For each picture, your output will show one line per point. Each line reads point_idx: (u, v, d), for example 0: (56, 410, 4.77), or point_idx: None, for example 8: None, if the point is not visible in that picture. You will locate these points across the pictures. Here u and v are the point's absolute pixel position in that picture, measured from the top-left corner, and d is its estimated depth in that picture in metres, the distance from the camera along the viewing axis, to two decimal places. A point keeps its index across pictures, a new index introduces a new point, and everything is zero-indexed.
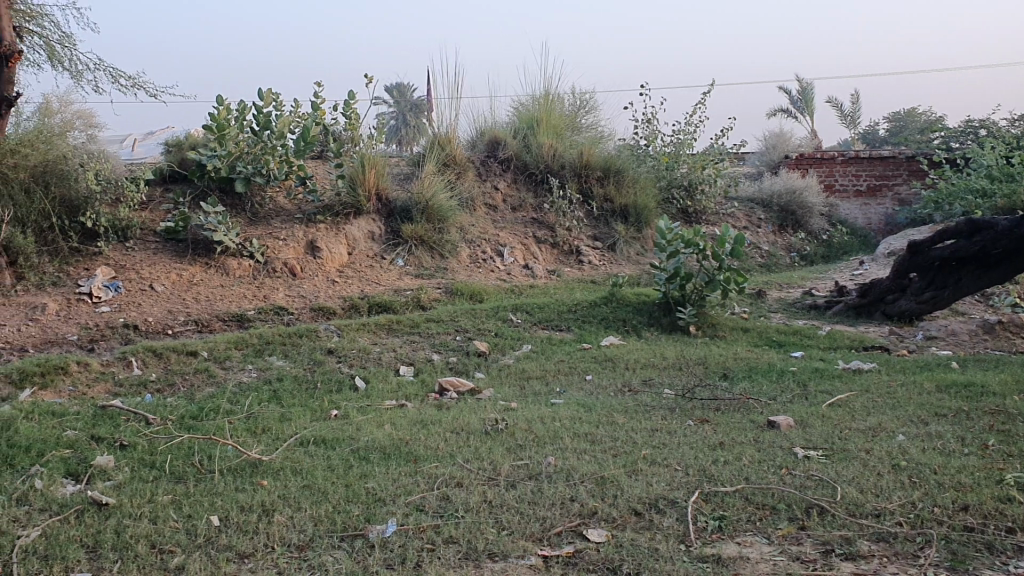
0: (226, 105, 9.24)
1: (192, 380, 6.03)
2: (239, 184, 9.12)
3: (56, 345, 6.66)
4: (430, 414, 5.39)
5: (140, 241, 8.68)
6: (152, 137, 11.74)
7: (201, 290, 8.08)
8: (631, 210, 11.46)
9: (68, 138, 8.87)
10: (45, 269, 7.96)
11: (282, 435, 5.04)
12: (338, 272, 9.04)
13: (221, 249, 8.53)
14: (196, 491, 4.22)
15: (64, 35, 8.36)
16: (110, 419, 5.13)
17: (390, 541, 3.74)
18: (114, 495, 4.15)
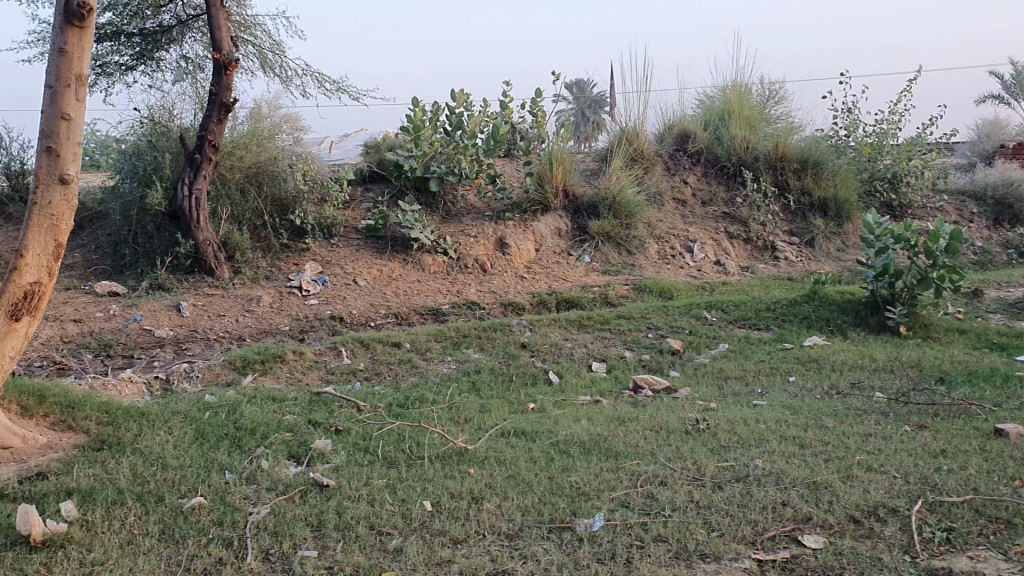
0: (421, 107, 9.57)
1: (396, 371, 6.28)
2: (434, 183, 9.41)
3: (270, 335, 7.10)
4: (627, 411, 5.34)
5: (343, 238, 9.11)
6: (350, 139, 12.31)
7: (399, 285, 8.39)
8: (831, 204, 10.98)
9: (277, 141, 9.44)
10: (258, 264, 8.50)
11: (484, 426, 5.14)
12: (528, 268, 9.15)
13: (417, 246, 8.83)
14: (408, 476, 4.39)
15: (274, 44, 8.89)
16: (325, 406, 5.43)
17: (598, 535, 3.73)
18: (333, 477, 4.38)
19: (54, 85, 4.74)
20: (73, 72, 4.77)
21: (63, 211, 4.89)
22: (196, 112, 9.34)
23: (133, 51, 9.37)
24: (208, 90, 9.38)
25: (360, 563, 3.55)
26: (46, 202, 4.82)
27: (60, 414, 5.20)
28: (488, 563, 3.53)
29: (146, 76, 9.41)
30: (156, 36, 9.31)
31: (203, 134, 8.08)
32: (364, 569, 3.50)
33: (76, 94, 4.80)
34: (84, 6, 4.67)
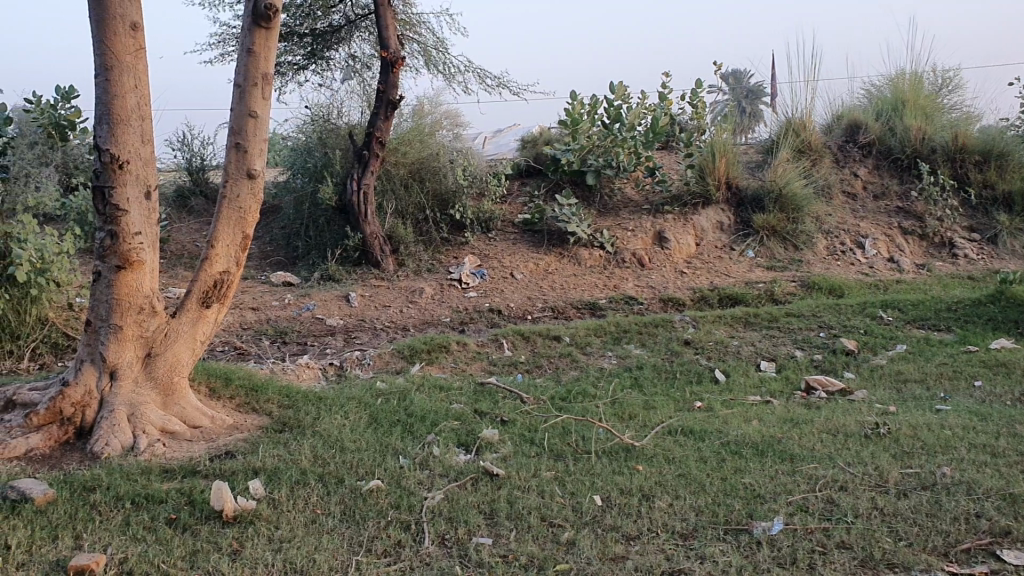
0: (580, 100, 9.57)
1: (557, 364, 6.30)
2: (591, 176, 9.40)
3: (432, 326, 7.27)
4: (800, 412, 5.16)
5: (501, 232, 9.21)
6: (504, 134, 12.45)
7: (556, 279, 8.42)
8: (1016, 198, 10.31)
9: (438, 136, 9.65)
10: (421, 256, 8.70)
11: (650, 422, 5.09)
12: (687, 262, 9.01)
13: (574, 240, 8.84)
14: (577, 470, 4.39)
15: (438, 41, 9.08)
16: (489, 396, 5.51)
17: (777, 540, 3.62)
18: (503, 466, 4.43)
19: (244, 84, 4.98)
20: (260, 71, 5.00)
21: (250, 205, 5.13)
22: (364, 109, 9.66)
23: (305, 51, 9.80)
24: (374, 88, 9.68)
25: (535, 554, 3.57)
26: (235, 196, 5.07)
27: (244, 396, 5.53)
28: (663, 561, 3.49)
29: (316, 74, 9.80)
30: (326, 35, 9.67)
31: (371, 131, 8.36)
32: (539, 560, 3.52)
33: (262, 93, 5.03)
34: (271, 7, 4.87)
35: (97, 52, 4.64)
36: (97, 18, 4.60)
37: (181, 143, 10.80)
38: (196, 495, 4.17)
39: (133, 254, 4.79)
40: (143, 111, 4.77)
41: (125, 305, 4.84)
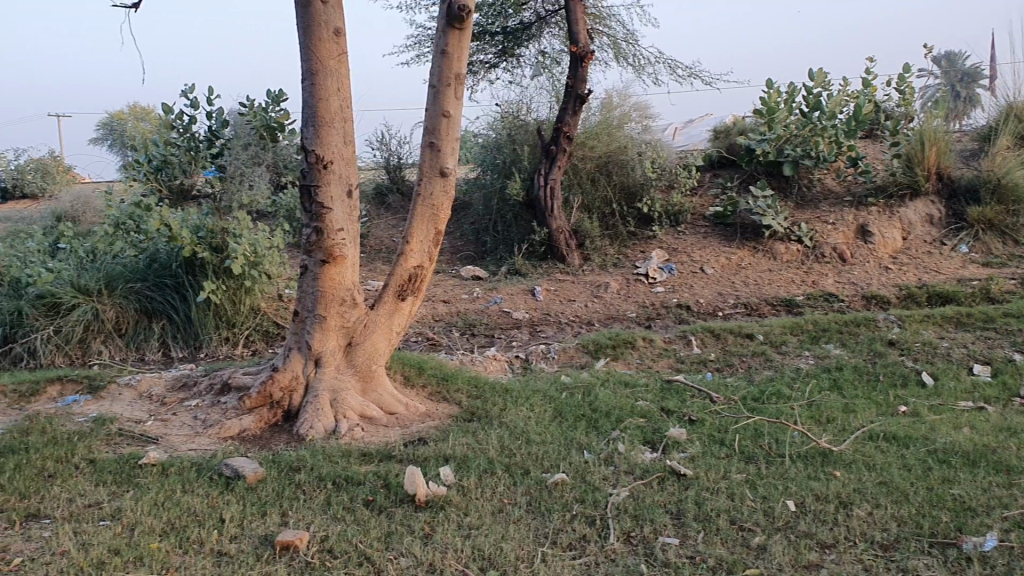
0: (777, 88, 9.23)
1: (749, 363, 6.12)
2: (787, 168, 9.04)
3: (619, 321, 7.24)
4: (1020, 421, 4.75)
5: (691, 226, 9.04)
6: (694, 125, 12.20)
7: (749, 274, 8.16)
8: None
9: (627, 129, 9.57)
10: (607, 251, 8.68)
11: (849, 426, 4.84)
12: (893, 258, 8.50)
13: (769, 233, 8.55)
14: (768, 473, 4.24)
15: (628, 33, 9.01)
16: (677, 394, 5.42)
17: (990, 557, 3.35)
18: (690, 466, 4.35)
19: (438, 84, 5.13)
20: (453, 72, 5.13)
21: (443, 201, 5.28)
22: (552, 105, 9.73)
23: (496, 49, 9.99)
24: (563, 84, 9.73)
25: (723, 557, 3.47)
26: (428, 193, 5.24)
27: (435, 385, 5.72)
28: (862, 573, 3.31)
29: (506, 72, 9.99)
30: (517, 33, 9.83)
31: (559, 126, 8.44)
32: (727, 564, 3.43)
33: (455, 92, 5.16)
34: (464, 8, 4.98)
35: (305, 58, 4.92)
36: (305, 25, 4.88)
37: (379, 142, 11.29)
38: (391, 479, 4.35)
39: (336, 248, 5.06)
40: (346, 113, 5.02)
41: (329, 297, 5.12)
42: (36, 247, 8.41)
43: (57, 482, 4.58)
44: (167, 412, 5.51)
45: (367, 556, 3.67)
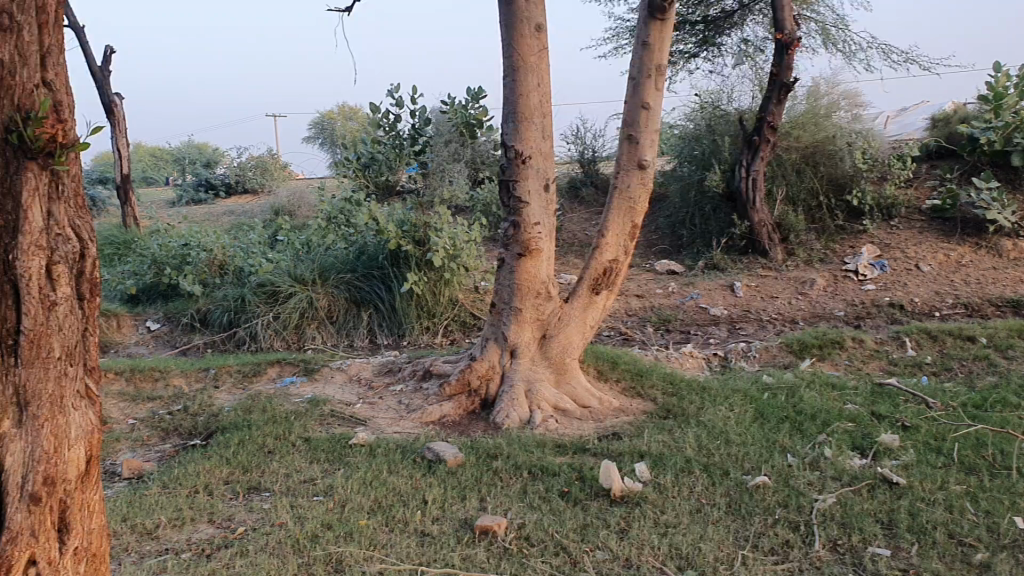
0: (1005, 72, 8.54)
1: (970, 368, 5.71)
2: (1015, 157, 8.34)
3: (824, 320, 6.95)
4: None
5: (905, 220, 8.54)
6: (908, 113, 11.51)
7: (971, 272, 7.60)
8: None
9: (835, 118, 9.14)
10: (812, 245, 8.35)
11: None
12: None
13: (994, 228, 7.93)
14: (993, 487, 3.93)
15: (837, 18, 8.61)
16: (889, 398, 5.13)
17: None
18: (904, 475, 4.10)
19: (639, 77, 5.08)
20: (654, 63, 5.07)
21: (640, 195, 5.24)
22: (754, 94, 9.43)
23: (696, 39, 9.86)
24: (767, 72, 9.42)
25: (941, 573, 3.26)
26: (625, 186, 5.21)
27: (630, 380, 5.69)
28: None
29: (706, 62, 9.80)
30: (718, 21, 9.67)
31: (762, 115, 8.18)
32: None
33: (656, 83, 5.08)
34: None
35: (507, 55, 5.02)
36: (508, 22, 4.98)
37: (575, 136, 11.35)
38: (586, 472, 4.36)
39: (533, 242, 5.13)
40: (545, 108, 5.07)
41: (525, 290, 5.21)
42: (257, 239, 9.05)
43: (276, 457, 4.91)
44: (373, 396, 5.78)
45: (564, 546, 3.71)
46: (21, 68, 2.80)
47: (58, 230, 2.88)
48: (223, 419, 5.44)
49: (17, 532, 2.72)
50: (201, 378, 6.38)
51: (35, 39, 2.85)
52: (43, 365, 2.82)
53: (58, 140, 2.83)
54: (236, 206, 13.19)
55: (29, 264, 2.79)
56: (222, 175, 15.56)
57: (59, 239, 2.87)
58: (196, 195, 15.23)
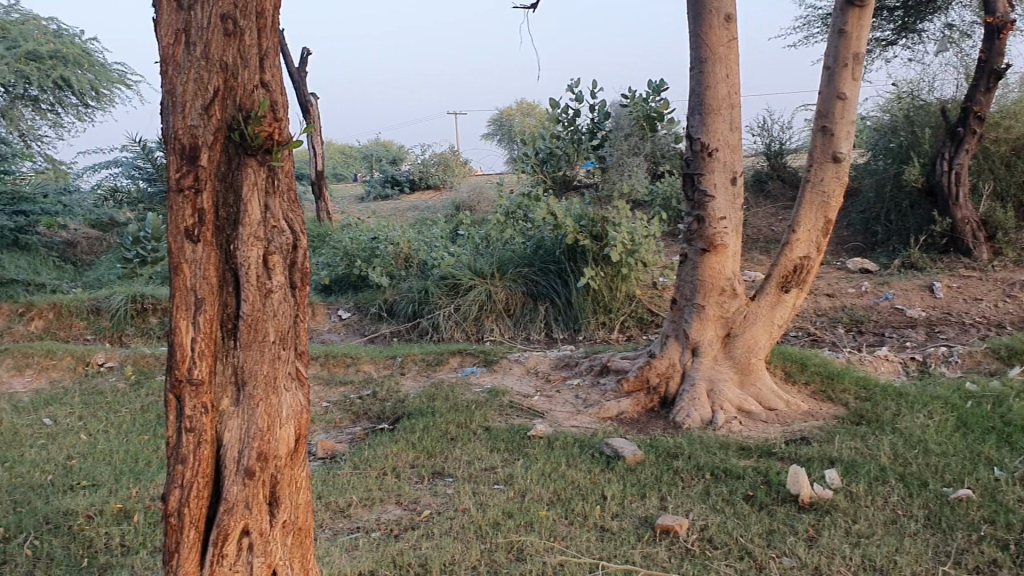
0: None
1: None
2: None
3: None
4: None
5: None
6: None
7: None
8: None
9: None
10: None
11: None
12: None
13: None
14: None
15: None
16: None
17: None
18: None
19: (834, 66, 4.92)
20: (852, 51, 4.87)
21: (835, 188, 5.03)
22: (959, 82, 8.89)
23: (894, 25, 9.83)
24: (974, 58, 8.85)
25: None
26: (819, 179, 5.03)
27: (820, 384, 5.49)
28: None
29: (905, 49, 9.32)
30: (917, 7, 9.57)
31: (967, 106, 7.75)
32: None
33: (853, 73, 4.89)
34: None
35: (694, 47, 4.99)
36: (696, 14, 4.95)
37: (761, 128, 11.04)
38: (772, 476, 4.24)
39: (718, 238, 5.03)
40: (733, 100, 4.98)
41: (708, 286, 5.11)
42: (440, 233, 9.34)
43: (458, 444, 5.05)
44: (551, 389, 5.84)
45: (748, 551, 3.62)
46: (242, 70, 3.02)
47: (273, 224, 3.11)
48: (408, 405, 5.66)
49: (233, 503, 3.00)
50: (388, 365, 6.65)
51: (255, 42, 3.05)
52: (259, 348, 3.08)
53: (274, 138, 3.05)
54: (420, 202, 13.64)
55: (249, 254, 3.05)
56: (407, 172, 16.11)
57: (274, 232, 3.11)
58: (383, 190, 15.85)
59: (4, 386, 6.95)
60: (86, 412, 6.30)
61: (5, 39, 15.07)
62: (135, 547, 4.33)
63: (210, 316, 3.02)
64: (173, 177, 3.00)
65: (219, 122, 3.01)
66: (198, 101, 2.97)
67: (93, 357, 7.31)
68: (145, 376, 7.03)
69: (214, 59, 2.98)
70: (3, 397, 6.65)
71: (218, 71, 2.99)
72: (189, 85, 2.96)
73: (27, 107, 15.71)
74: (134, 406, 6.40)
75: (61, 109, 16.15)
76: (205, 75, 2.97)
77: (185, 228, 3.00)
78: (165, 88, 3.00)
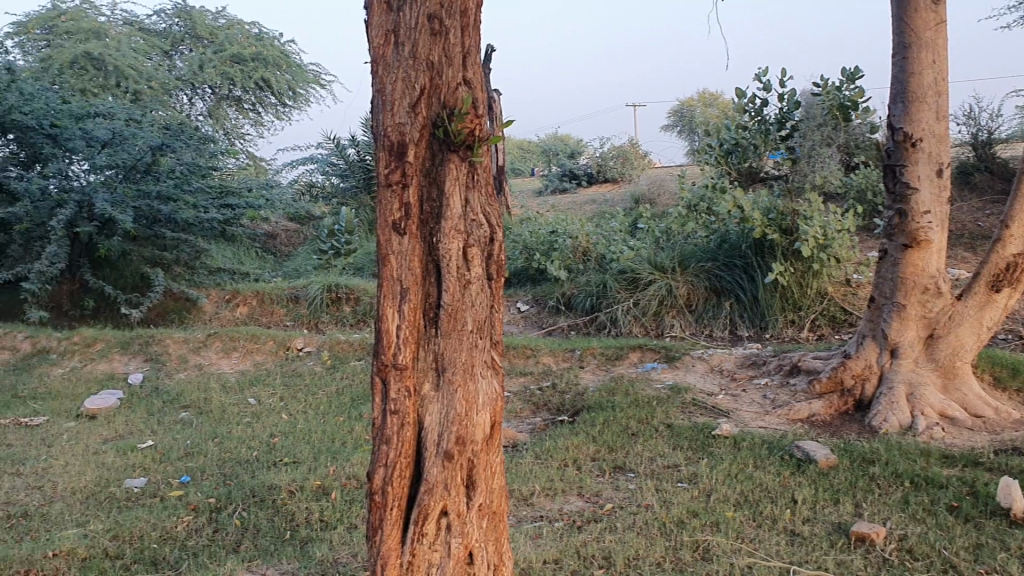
0: None
1: None
2: None
3: None
4: None
5: None
6: None
7: None
8: None
9: None
10: None
11: None
12: None
13: None
14: None
15: None
16: None
17: None
18: None
19: None
20: None
21: None
22: None
23: None
24: None
25: None
26: None
27: None
28: None
29: None
30: None
31: None
32: None
33: None
34: None
35: (900, 35, 4.93)
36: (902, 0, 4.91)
37: (966, 116, 10.39)
38: (980, 487, 4.00)
39: (922, 233, 4.86)
40: (940, 88, 4.85)
41: (910, 285, 4.94)
42: (620, 227, 9.33)
43: (640, 440, 5.03)
44: (736, 388, 5.73)
45: (953, 564, 3.42)
46: (447, 68, 3.18)
47: (472, 218, 3.26)
48: (589, 399, 5.70)
49: (433, 484, 3.14)
50: (567, 358, 6.70)
51: (460, 42, 3.21)
52: (458, 336, 3.22)
53: (475, 135, 3.20)
54: (599, 195, 13.65)
55: (450, 247, 3.21)
56: (585, 165, 16.16)
57: (473, 225, 3.25)
58: (560, 184, 15.98)
59: (214, 367, 7.49)
60: (286, 393, 6.71)
61: (213, 44, 16.23)
62: (332, 523, 4.58)
63: (414, 304, 3.20)
64: (382, 172, 3.19)
65: (424, 120, 3.19)
66: (406, 99, 3.16)
67: (292, 342, 7.74)
68: (340, 361, 7.39)
69: (421, 58, 3.16)
70: (213, 377, 7.18)
71: (425, 70, 3.17)
72: (398, 85, 3.16)
73: (231, 108, 16.85)
74: (329, 388, 6.76)
75: (262, 109, 17.21)
76: (412, 74, 3.16)
77: (392, 221, 3.18)
78: (376, 88, 3.22)
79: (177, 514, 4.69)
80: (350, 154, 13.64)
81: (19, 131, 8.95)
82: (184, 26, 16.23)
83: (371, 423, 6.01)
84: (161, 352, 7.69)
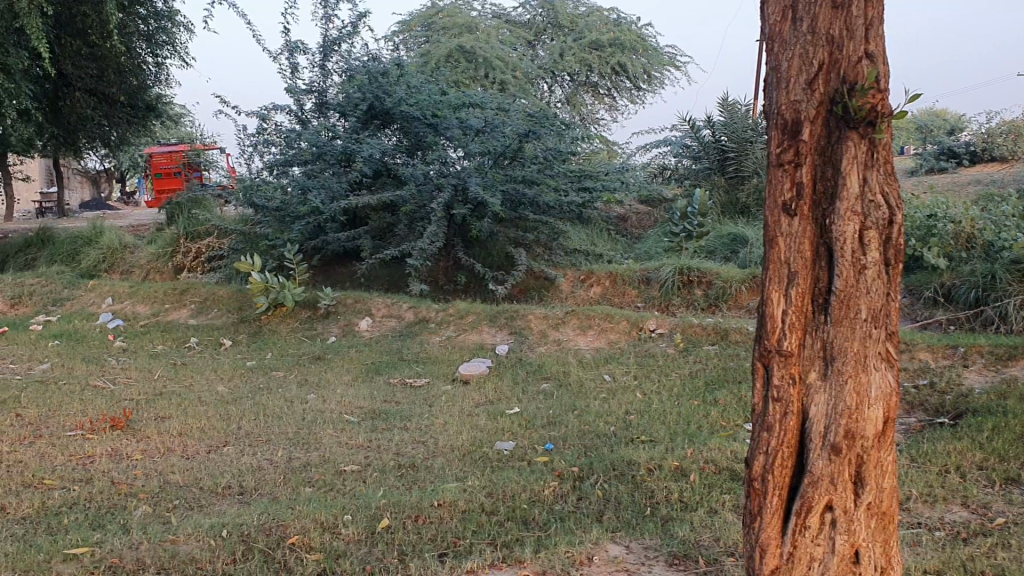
0: None
1: None
2: None
3: None
4: None
5: None
6: None
7: None
8: None
9: None
10: None
11: None
12: None
13: None
14: None
15: None
16: None
17: None
18: None
19: None
20: None
21: None
22: None
23: None
24: None
25: None
26: None
27: None
28: None
29: None
30: None
31: None
32: None
33: None
34: None
35: None
36: None
37: None
38: None
39: None
40: None
41: None
42: (1012, 211, 8.43)
43: None
44: None
45: None
46: (848, 41, 3.00)
47: (871, 198, 3.01)
48: (975, 402, 5.27)
49: (818, 476, 3.01)
50: (949, 355, 6.20)
51: (862, 12, 2.99)
52: (851, 325, 3.01)
53: (878, 111, 2.95)
54: (983, 175, 12.42)
55: (845, 229, 3.01)
56: (967, 142, 14.78)
57: (871, 206, 3.01)
58: (937, 163, 14.79)
59: (571, 343, 7.82)
60: (640, 372, 6.86)
61: (574, 32, 16.95)
62: (693, 504, 4.58)
63: (802, 289, 3.06)
64: (774, 153, 3.12)
65: (821, 97, 3.03)
66: (802, 76, 3.04)
67: (645, 323, 7.86)
68: (693, 344, 7.39)
69: (821, 33, 3.02)
70: (572, 353, 7.51)
71: (824, 44, 3.02)
72: (795, 62, 3.06)
73: (588, 94, 17.52)
74: (683, 371, 6.80)
75: (616, 94, 17.67)
76: (811, 49, 3.04)
77: (783, 201, 3.10)
78: (771, 66, 3.15)
79: (544, 479, 4.96)
80: (705, 135, 13.59)
81: (405, 121, 9.93)
82: (546, 16, 17.28)
83: (728, 409, 5.95)
84: (524, 326, 8.18)
